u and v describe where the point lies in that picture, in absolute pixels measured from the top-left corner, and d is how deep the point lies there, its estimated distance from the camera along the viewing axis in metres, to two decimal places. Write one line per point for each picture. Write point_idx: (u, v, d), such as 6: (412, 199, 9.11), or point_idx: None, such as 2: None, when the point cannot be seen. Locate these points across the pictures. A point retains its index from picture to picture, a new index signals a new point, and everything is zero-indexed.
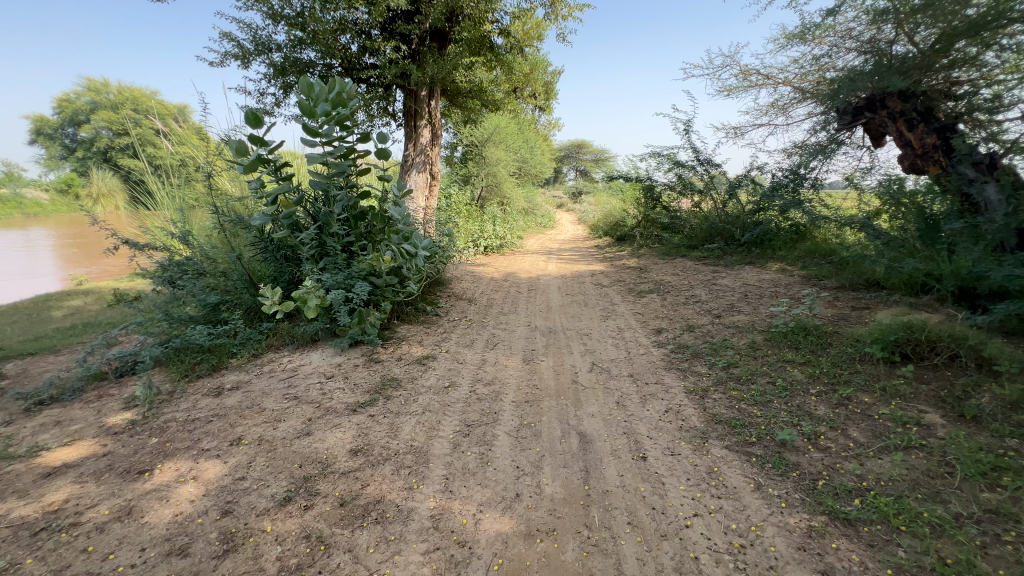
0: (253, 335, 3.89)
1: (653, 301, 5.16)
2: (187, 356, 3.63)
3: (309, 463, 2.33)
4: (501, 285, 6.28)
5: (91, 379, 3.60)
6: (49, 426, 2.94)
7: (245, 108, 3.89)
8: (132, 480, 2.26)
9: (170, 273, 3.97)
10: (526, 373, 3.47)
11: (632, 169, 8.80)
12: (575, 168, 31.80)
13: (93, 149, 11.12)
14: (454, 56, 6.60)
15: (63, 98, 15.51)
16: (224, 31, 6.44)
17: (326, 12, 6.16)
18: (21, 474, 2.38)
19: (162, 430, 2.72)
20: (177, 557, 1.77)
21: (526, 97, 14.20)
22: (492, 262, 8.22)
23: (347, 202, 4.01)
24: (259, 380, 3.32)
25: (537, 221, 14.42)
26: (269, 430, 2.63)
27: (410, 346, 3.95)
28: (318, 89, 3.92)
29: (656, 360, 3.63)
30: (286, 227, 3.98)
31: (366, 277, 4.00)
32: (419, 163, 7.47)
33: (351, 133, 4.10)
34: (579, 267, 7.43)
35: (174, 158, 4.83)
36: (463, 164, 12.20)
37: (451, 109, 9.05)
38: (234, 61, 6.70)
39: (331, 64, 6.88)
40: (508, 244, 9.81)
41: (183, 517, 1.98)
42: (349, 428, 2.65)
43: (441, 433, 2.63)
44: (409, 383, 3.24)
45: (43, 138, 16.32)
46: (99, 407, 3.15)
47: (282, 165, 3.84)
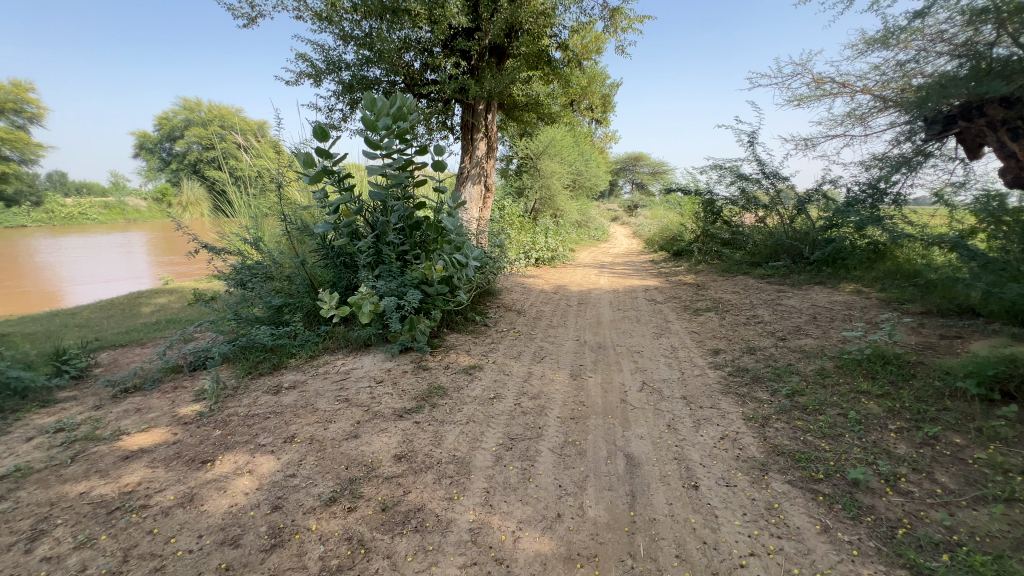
0: (311, 337, 4.07)
1: (710, 320, 4.91)
2: (252, 354, 3.86)
3: (355, 465, 2.38)
4: (552, 297, 6.23)
5: (169, 371, 3.92)
6: (131, 413, 3.21)
7: (314, 122, 4.13)
8: (195, 468, 2.40)
9: (242, 276, 4.25)
10: (573, 389, 3.39)
11: (691, 182, 8.53)
12: (630, 182, 31.25)
13: (186, 163, 12.38)
14: (512, 71, 6.68)
15: (164, 116, 17.39)
16: (300, 52, 6.93)
17: (392, 32, 6.47)
18: (105, 456, 2.62)
19: (225, 423, 2.89)
20: (230, 547, 1.84)
21: (582, 110, 14.29)
22: (544, 274, 8.21)
23: (404, 212, 4.19)
24: (314, 380, 3.46)
25: (590, 233, 14.27)
26: (320, 430, 2.72)
27: (457, 355, 3.98)
28: (381, 104, 4.12)
29: (711, 383, 3.43)
30: (346, 235, 4.19)
31: (418, 285, 4.09)
32: (474, 175, 7.62)
33: (410, 145, 4.25)
34: (632, 282, 7.26)
35: (252, 170, 5.23)
36: (518, 177, 12.38)
37: (508, 122, 9.23)
38: (308, 80, 7.20)
39: (395, 80, 7.19)
40: (560, 257, 9.75)
41: (237, 508, 2.07)
42: (395, 434, 2.69)
43: (484, 445, 2.61)
44: (455, 393, 3.25)
45: (145, 152, 18.38)
46: (174, 397, 3.41)
47: (345, 176, 4.08)
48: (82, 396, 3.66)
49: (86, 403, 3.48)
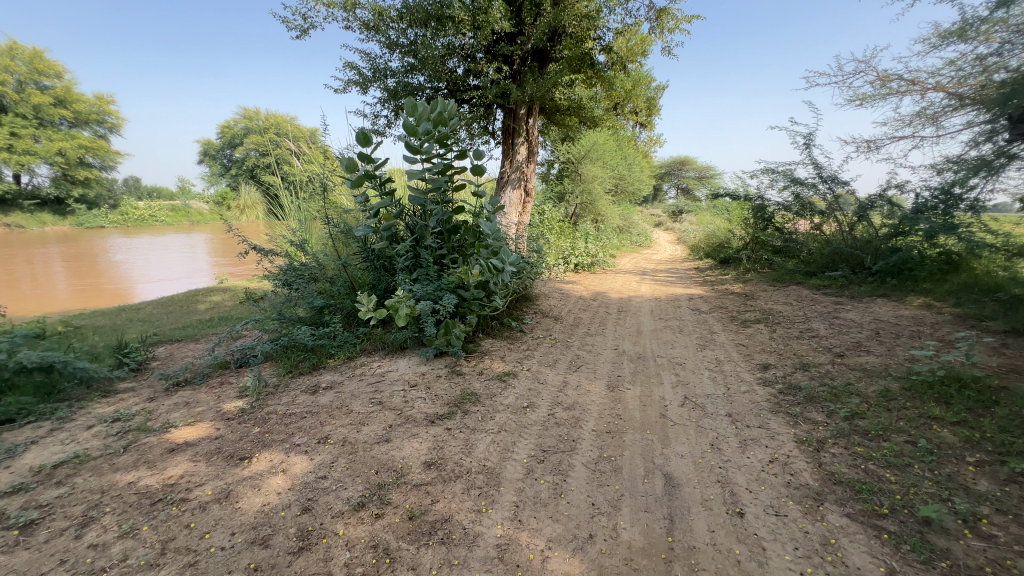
0: (349, 339, 4.14)
1: (759, 333, 4.63)
2: (293, 354, 3.96)
3: (385, 470, 2.37)
4: (590, 304, 6.09)
5: (217, 367, 4.09)
6: (180, 406, 3.36)
7: (358, 128, 4.23)
8: (233, 465, 2.46)
9: (287, 277, 4.39)
10: (609, 401, 3.25)
11: (740, 186, 8.16)
12: (675, 187, 30.37)
13: (244, 168, 13.03)
14: (555, 74, 6.61)
15: (226, 124, 18.49)
16: (348, 61, 7.16)
17: (437, 39, 6.55)
18: (153, 447, 2.74)
19: (264, 421, 2.96)
20: (259, 547, 1.86)
21: (626, 113, 14.04)
22: (583, 280, 8.06)
23: (442, 216, 4.20)
24: (350, 382, 3.50)
25: (632, 239, 13.96)
26: (353, 433, 2.73)
27: (491, 361, 3.93)
28: (422, 109, 4.15)
29: (760, 401, 3.20)
30: (385, 239, 4.26)
31: (455, 289, 4.07)
32: (514, 179, 7.60)
33: (450, 150, 4.26)
34: (675, 290, 7.00)
35: (301, 174, 5.42)
36: (559, 182, 12.29)
37: (550, 127, 9.16)
38: (355, 88, 7.43)
39: (438, 86, 7.28)
40: (600, 263, 9.56)
41: (269, 508, 2.09)
42: (426, 440, 2.66)
43: (515, 456, 2.54)
44: (488, 400, 3.19)
45: (208, 158, 19.60)
46: (220, 393, 3.55)
47: (385, 180, 4.15)
48: (139, 388, 3.87)
49: (142, 395, 3.67)
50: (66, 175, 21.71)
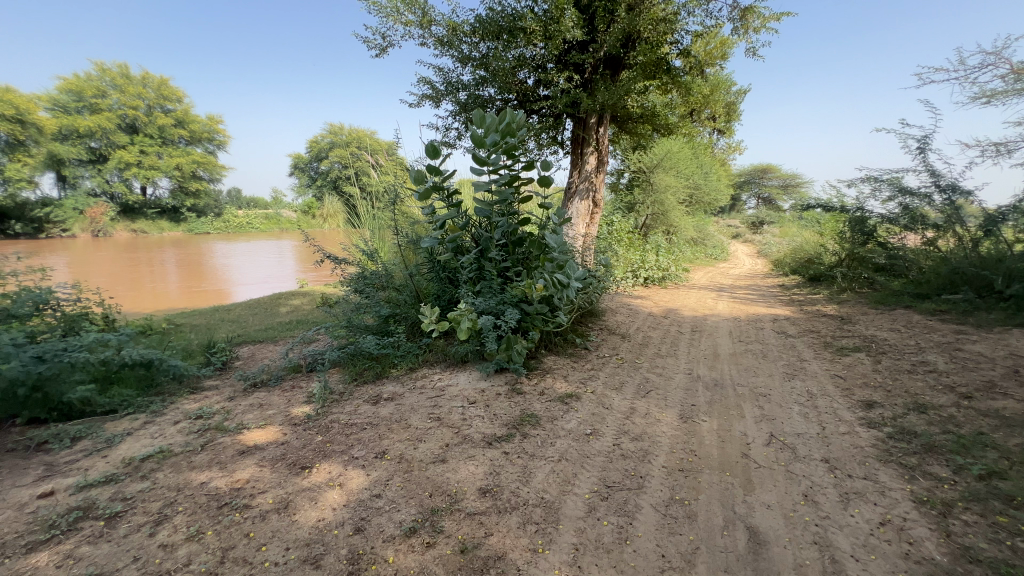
0: (412, 349, 4.16)
1: (860, 363, 4.07)
2: (359, 362, 4.04)
3: (439, 493, 2.28)
4: (661, 322, 5.72)
5: (290, 370, 4.27)
6: (255, 407, 3.51)
7: (428, 140, 4.27)
8: (295, 474, 2.49)
9: (357, 286, 4.53)
10: (682, 433, 2.96)
11: (835, 197, 7.39)
12: (756, 197, 28.43)
13: (327, 179, 14.01)
14: (627, 82, 6.36)
15: (314, 139, 19.97)
16: (422, 76, 7.38)
17: (508, 51, 6.56)
18: (226, 448, 2.85)
19: (326, 430, 3.00)
20: (311, 567, 1.83)
21: (703, 120, 13.36)
22: (653, 295, 7.67)
23: (507, 228, 4.13)
24: (410, 394, 3.49)
25: (706, 252, 13.18)
26: (410, 449, 2.68)
27: (553, 381, 3.76)
28: (490, 120, 4.11)
29: (864, 446, 2.76)
30: (450, 250, 4.25)
31: (517, 303, 3.95)
32: (582, 190, 7.41)
33: (517, 161, 4.18)
34: (756, 309, 6.43)
35: (375, 186, 5.61)
36: (629, 192, 11.89)
37: (621, 135, 8.87)
38: (428, 102, 7.63)
39: (508, 98, 7.27)
40: (672, 277, 9.07)
41: (323, 524, 2.07)
42: (482, 463, 2.55)
43: (575, 490, 2.34)
44: (549, 423, 3.02)
45: (298, 171, 21.26)
46: (290, 397, 3.68)
47: (452, 192, 4.18)
48: (222, 386, 4.13)
49: (223, 394, 3.91)
50: (181, 187, 24.52)
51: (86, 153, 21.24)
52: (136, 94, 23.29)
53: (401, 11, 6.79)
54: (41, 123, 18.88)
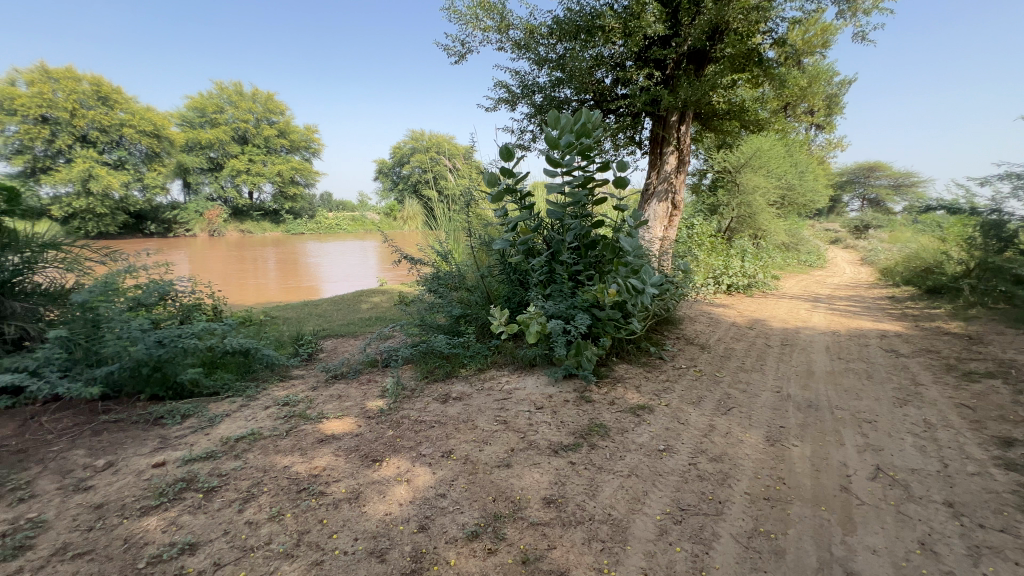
0: (481, 350, 4.19)
1: (993, 391, 3.47)
2: (430, 360, 4.15)
3: (502, 499, 2.25)
4: (745, 333, 5.30)
5: (367, 364, 4.49)
6: (334, 398, 3.72)
7: (503, 143, 4.29)
8: (366, 466, 2.59)
9: (431, 286, 4.65)
10: (768, 457, 2.68)
11: (962, 196, 6.41)
12: (861, 199, 25.62)
13: (408, 183, 14.68)
14: (713, 76, 5.98)
15: (398, 146, 21.07)
16: (499, 81, 7.47)
17: (585, 51, 6.45)
18: (307, 435, 3.04)
19: (397, 425, 3.10)
20: (376, 560, 1.87)
21: (800, 114, 12.27)
22: (736, 303, 7.14)
23: (580, 231, 4.03)
24: (478, 395, 3.51)
25: (799, 259, 12.09)
26: (475, 451, 2.69)
27: (624, 390, 3.59)
28: (564, 121, 4.05)
29: (999, 490, 2.32)
30: (522, 252, 4.23)
31: (588, 308, 3.84)
32: (661, 191, 7.09)
33: (592, 162, 4.07)
34: (859, 323, 5.74)
35: (451, 188, 5.75)
36: (712, 193, 11.21)
37: (704, 134, 8.38)
38: (504, 105, 7.71)
39: (585, 98, 7.13)
40: (758, 285, 8.40)
41: (389, 518, 2.12)
42: (548, 472, 2.48)
43: (646, 509, 2.20)
44: (618, 435, 2.89)
45: (383, 175, 22.52)
46: (366, 390, 3.85)
47: (525, 195, 4.18)
48: (307, 376, 4.43)
49: (308, 383, 4.19)
50: (282, 192, 26.99)
51: (205, 162, 24.53)
52: (248, 109, 26.01)
53: (481, 18, 6.92)
54: (173, 138, 21.75)
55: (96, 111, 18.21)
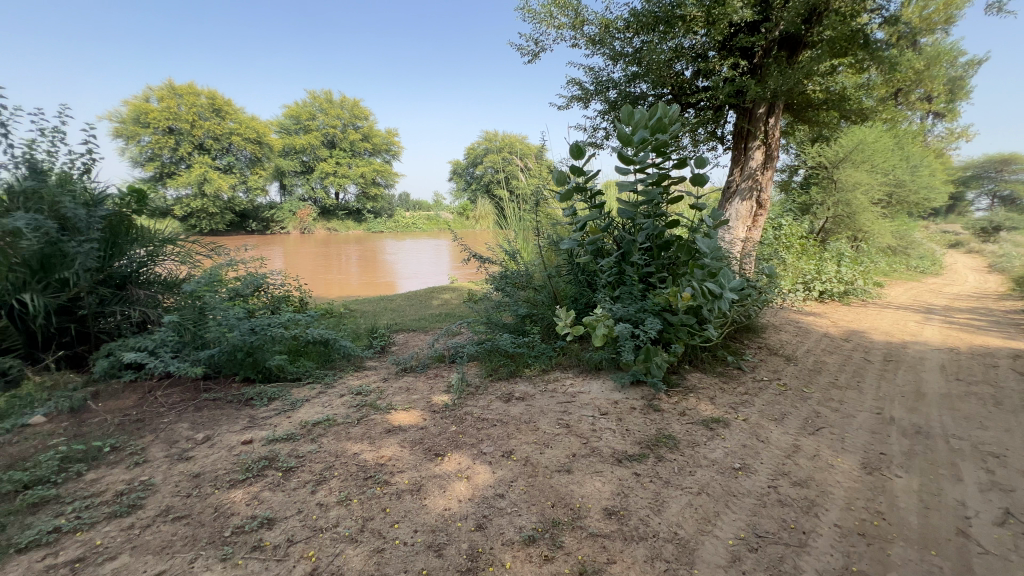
0: (546, 351, 4.15)
1: None
2: (495, 358, 4.17)
3: (561, 505, 2.19)
4: (840, 346, 4.78)
5: (435, 359, 4.62)
6: (403, 390, 3.86)
7: (574, 141, 4.21)
8: (429, 459, 2.64)
9: (499, 284, 4.69)
10: (865, 487, 2.38)
11: None
12: (989, 196, 22.28)
13: (481, 184, 14.96)
14: (809, 63, 5.46)
15: (472, 148, 21.58)
16: (573, 78, 7.37)
17: (664, 42, 6.16)
18: (376, 425, 3.18)
19: (460, 421, 3.14)
20: (434, 554, 1.89)
21: (914, 102, 10.88)
22: (830, 312, 6.48)
23: (653, 231, 3.85)
24: (541, 396, 3.47)
25: (909, 264, 10.75)
26: (536, 453, 2.65)
27: (697, 401, 3.38)
28: (639, 116, 3.88)
29: None
30: (590, 253, 4.13)
31: (660, 312, 3.65)
32: (744, 189, 6.60)
33: (668, 158, 3.87)
34: (985, 340, 4.97)
35: (522, 188, 5.76)
36: (804, 191, 10.28)
37: (796, 126, 7.70)
38: (577, 103, 7.59)
39: (662, 93, 6.82)
40: (856, 292, 7.56)
41: (448, 514, 2.14)
42: (610, 482, 2.38)
43: (717, 532, 2.04)
44: (688, 449, 2.71)
45: (457, 176, 23.18)
46: (433, 384, 3.96)
47: (596, 193, 4.07)
48: (379, 368, 4.65)
49: (379, 375, 4.39)
50: (365, 192, 28.70)
51: (299, 165, 26.50)
52: (337, 115, 27.95)
53: (555, 16, 6.86)
54: (273, 144, 23.96)
55: (211, 122, 20.57)
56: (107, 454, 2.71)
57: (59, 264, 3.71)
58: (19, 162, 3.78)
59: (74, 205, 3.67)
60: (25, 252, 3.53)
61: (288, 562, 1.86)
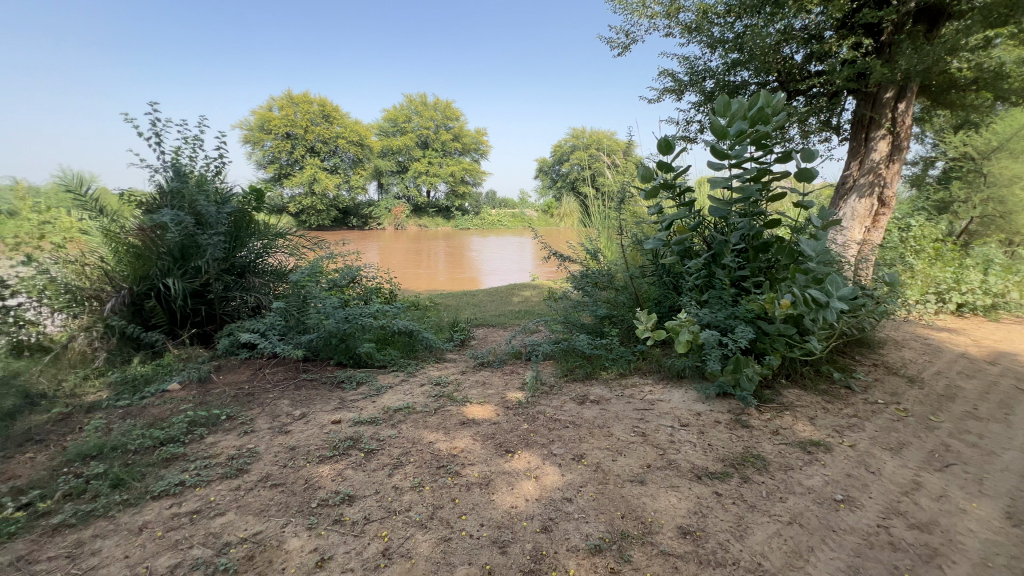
0: (625, 355, 4.00)
1: None
2: (571, 358, 4.11)
3: (632, 517, 2.09)
4: (982, 369, 4.05)
5: (512, 356, 4.66)
6: (479, 384, 3.95)
7: (662, 135, 3.99)
8: (500, 455, 2.67)
9: (578, 283, 4.61)
10: (1008, 542, 1.99)
11: None
12: None
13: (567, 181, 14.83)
14: (954, 36, 4.67)
15: (559, 145, 21.52)
16: (665, 69, 7.01)
17: (770, 25, 5.63)
18: (452, 416, 3.28)
19: (533, 419, 3.13)
20: (498, 551, 1.90)
21: None
22: (969, 329, 5.52)
23: (748, 231, 3.54)
24: (617, 401, 3.35)
25: None
26: (608, 460, 2.56)
27: (793, 420, 3.05)
28: (736, 106, 3.59)
29: None
30: (676, 253, 3.90)
31: (753, 320, 3.35)
32: (863, 185, 5.83)
33: (769, 151, 3.53)
34: None
35: (607, 185, 5.61)
36: (941, 186, 8.87)
37: (934, 111, 6.64)
38: (669, 95, 7.22)
39: (767, 80, 6.25)
40: (1008, 307, 6.37)
41: (515, 512, 2.14)
42: (687, 498, 2.23)
43: (809, 569, 1.82)
44: (780, 472, 2.46)
45: (542, 173, 23.25)
46: (508, 381, 4.00)
47: (685, 190, 3.82)
48: (458, 361, 4.80)
49: (458, 368, 4.53)
50: (454, 190, 29.85)
51: (396, 165, 28.38)
52: (431, 117, 29.35)
53: (648, 5, 6.57)
54: (373, 146, 25.82)
55: (322, 127, 22.70)
56: (223, 421, 3.10)
57: (195, 254, 4.33)
58: (168, 166, 4.44)
59: (207, 204, 4.24)
60: (170, 242, 4.20)
61: (363, 539, 1.98)
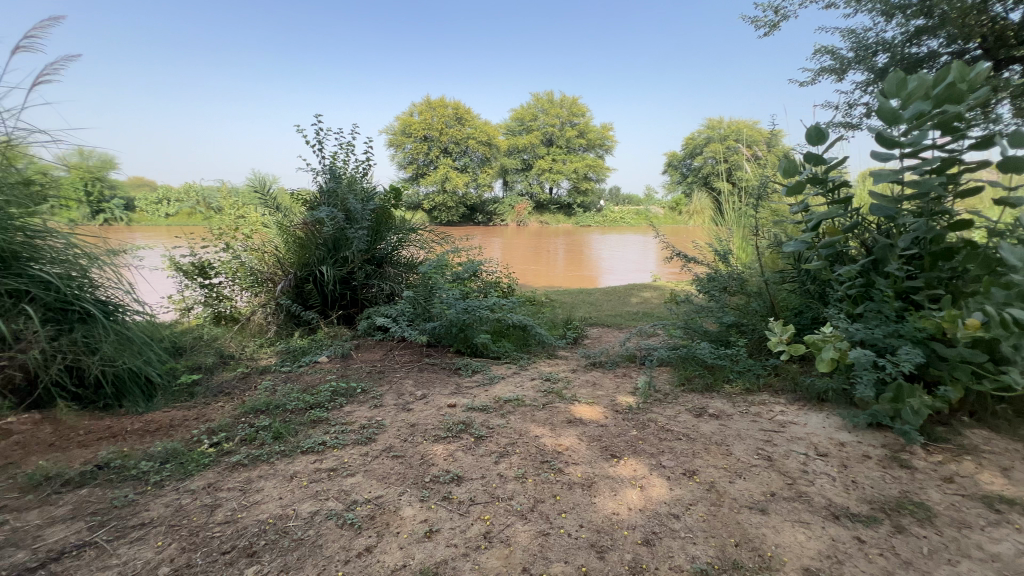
0: (754, 368, 3.61)
1: None
2: (690, 367, 3.84)
3: (748, 547, 1.90)
4: None
5: (625, 358, 4.51)
6: (589, 384, 3.90)
7: (813, 124, 3.51)
8: (605, 458, 2.61)
9: (702, 287, 4.28)
10: None
11: None
12: None
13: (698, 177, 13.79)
14: None
15: (691, 139, 20.17)
16: (824, 47, 6.13)
17: None
18: (559, 413, 3.29)
19: (643, 427, 3.01)
20: (595, 555, 1.88)
21: None
22: None
23: (924, 234, 2.94)
24: (740, 419, 3.05)
25: None
26: (724, 481, 2.35)
27: (977, 468, 2.47)
28: (916, 86, 3.00)
29: None
30: (824, 258, 3.40)
31: (923, 341, 2.79)
32: None
33: (960, 138, 2.89)
34: None
35: (742, 180, 5.11)
36: None
37: None
38: (828, 76, 6.30)
39: (965, 48, 5.10)
40: None
41: (616, 519, 2.08)
42: (819, 538, 1.95)
43: None
44: (951, 528, 2.01)
45: (671, 169, 22.01)
46: (619, 384, 3.88)
47: (840, 185, 3.30)
48: (570, 358, 4.80)
49: (569, 365, 4.52)
50: (577, 187, 29.75)
51: (520, 163, 29.27)
52: (557, 114, 29.60)
53: None
54: (500, 145, 26.91)
55: (454, 129, 24.35)
56: (359, 393, 3.52)
57: (344, 246, 4.98)
58: (326, 169, 5.19)
59: (355, 201, 4.90)
60: (326, 234, 4.90)
61: (467, 518, 2.10)
